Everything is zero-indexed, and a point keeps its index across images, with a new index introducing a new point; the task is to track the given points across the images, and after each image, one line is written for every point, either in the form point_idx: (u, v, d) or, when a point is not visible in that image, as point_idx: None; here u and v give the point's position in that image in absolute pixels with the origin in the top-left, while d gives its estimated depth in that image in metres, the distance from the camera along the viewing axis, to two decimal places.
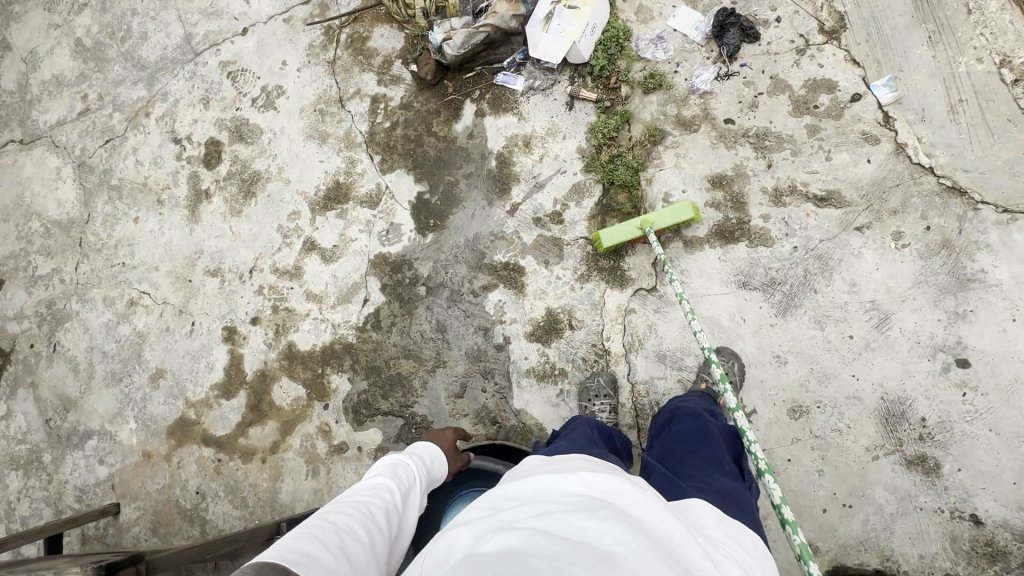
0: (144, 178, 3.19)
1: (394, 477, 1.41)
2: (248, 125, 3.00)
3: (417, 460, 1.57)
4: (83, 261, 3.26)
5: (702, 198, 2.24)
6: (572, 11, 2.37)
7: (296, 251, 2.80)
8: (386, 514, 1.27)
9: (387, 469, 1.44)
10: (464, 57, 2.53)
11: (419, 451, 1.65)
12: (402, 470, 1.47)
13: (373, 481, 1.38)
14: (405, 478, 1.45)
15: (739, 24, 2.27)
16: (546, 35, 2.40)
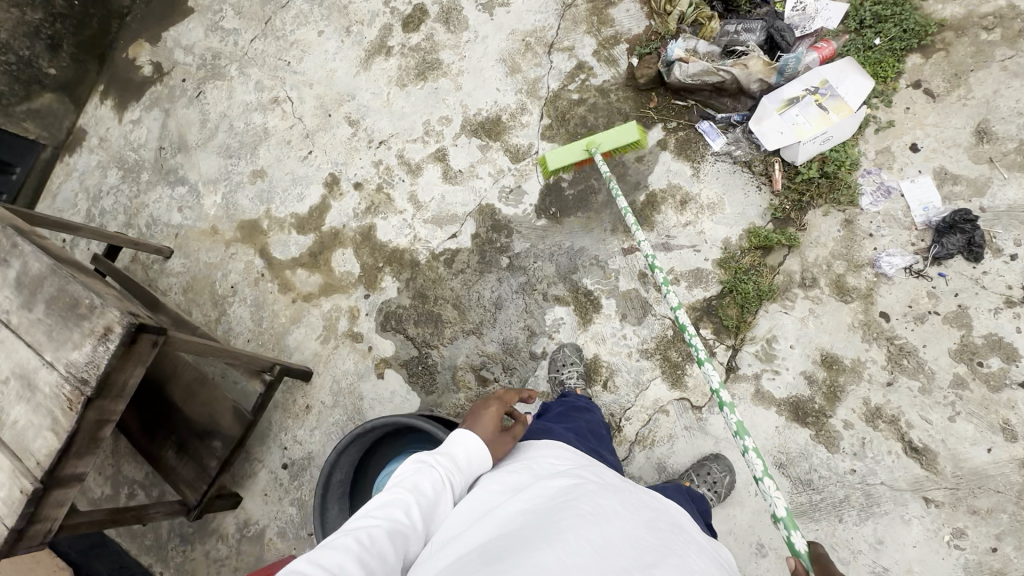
0: (347, 2, 3.25)
1: (418, 498, 1.12)
2: (459, 14, 2.96)
3: (461, 461, 1.24)
4: (260, 39, 3.44)
5: (802, 365, 2.10)
6: (819, 110, 2.16)
7: (426, 152, 2.84)
8: (397, 546, 1.04)
9: (415, 478, 1.15)
10: (685, 87, 2.36)
11: (460, 449, 1.27)
12: (429, 478, 1.17)
13: (388, 496, 1.11)
14: (437, 495, 1.15)
15: (971, 234, 1.98)
16: (776, 118, 2.22)
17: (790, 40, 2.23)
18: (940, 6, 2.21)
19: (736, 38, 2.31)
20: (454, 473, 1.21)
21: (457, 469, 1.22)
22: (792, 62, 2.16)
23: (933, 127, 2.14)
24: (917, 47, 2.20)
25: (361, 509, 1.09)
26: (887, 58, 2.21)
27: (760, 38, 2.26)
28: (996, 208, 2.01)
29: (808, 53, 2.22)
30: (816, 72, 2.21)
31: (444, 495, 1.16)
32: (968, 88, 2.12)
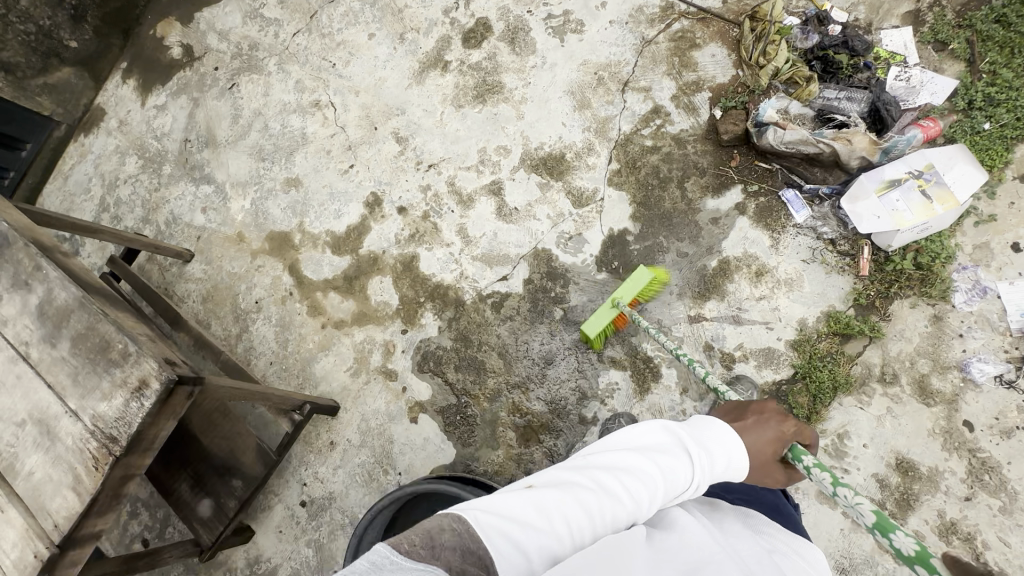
0: (402, 6, 3.03)
1: (637, 482, 1.07)
2: (526, 35, 2.76)
3: (702, 455, 1.15)
4: (303, 34, 3.21)
5: (874, 466, 1.99)
6: (922, 198, 2.03)
7: (480, 182, 2.66)
8: (613, 510, 1.03)
9: (643, 455, 1.12)
10: (774, 152, 2.21)
11: (709, 445, 1.18)
12: (675, 464, 1.12)
13: (634, 459, 1.11)
14: (672, 486, 1.09)
15: None
16: (874, 199, 2.08)
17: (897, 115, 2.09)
18: None
19: (836, 105, 2.17)
20: (688, 471, 1.12)
21: (699, 461, 1.14)
22: (901, 144, 2.05)
23: None
24: None
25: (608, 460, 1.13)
26: (996, 145, 2.05)
27: (863, 113, 2.14)
28: None
29: (911, 129, 2.07)
30: (923, 155, 2.09)
31: (680, 484, 1.10)
32: None
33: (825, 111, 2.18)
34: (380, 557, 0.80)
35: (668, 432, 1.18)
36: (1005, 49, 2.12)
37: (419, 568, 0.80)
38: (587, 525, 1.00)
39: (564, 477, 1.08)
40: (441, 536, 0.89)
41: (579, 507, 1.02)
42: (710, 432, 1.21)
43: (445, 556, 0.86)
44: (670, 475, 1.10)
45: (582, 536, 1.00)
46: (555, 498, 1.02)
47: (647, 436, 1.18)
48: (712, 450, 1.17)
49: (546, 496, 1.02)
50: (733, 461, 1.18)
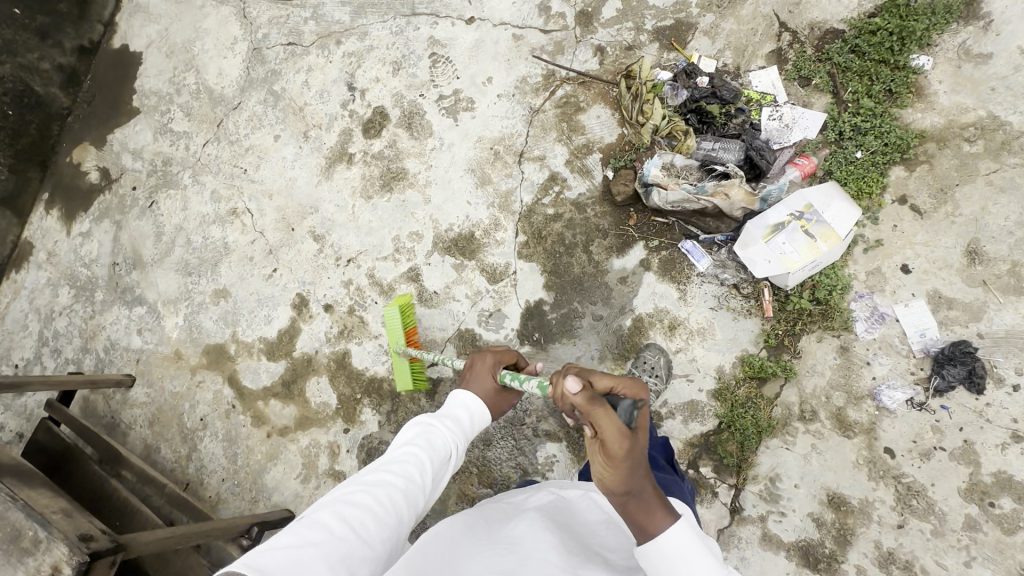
0: (303, 105, 3.10)
1: (402, 467, 1.39)
2: (421, 119, 2.83)
3: (447, 424, 1.58)
4: (213, 143, 3.26)
5: (809, 505, 2.02)
6: (806, 238, 2.09)
7: (398, 270, 2.71)
8: (392, 502, 1.30)
9: (402, 449, 1.45)
10: (666, 210, 2.29)
11: (456, 412, 1.66)
12: (435, 439, 1.50)
13: (402, 455, 1.43)
14: (430, 455, 1.45)
15: (971, 366, 1.92)
16: (763, 245, 2.14)
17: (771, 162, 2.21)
18: (918, 115, 2.15)
19: (716, 156, 2.24)
20: (443, 436, 1.52)
21: (447, 425, 1.57)
22: (774, 192, 2.13)
23: (922, 245, 2.07)
24: (899, 158, 2.13)
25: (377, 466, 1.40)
26: (871, 172, 2.13)
27: (741, 160, 2.22)
28: (994, 333, 1.94)
29: (788, 167, 2.20)
30: (799, 195, 2.15)
31: (439, 450, 1.49)
32: (955, 205, 2.06)
33: (707, 163, 2.25)
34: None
35: (418, 424, 1.55)
36: (863, 77, 2.21)
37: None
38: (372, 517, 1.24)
39: (332, 498, 1.28)
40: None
41: (359, 509, 1.24)
42: (454, 402, 1.70)
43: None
44: (429, 447, 1.47)
45: (376, 532, 1.22)
46: (335, 513, 1.21)
47: (401, 436, 1.50)
48: (458, 411, 1.66)
49: (322, 517, 1.19)
50: (481, 414, 1.70)
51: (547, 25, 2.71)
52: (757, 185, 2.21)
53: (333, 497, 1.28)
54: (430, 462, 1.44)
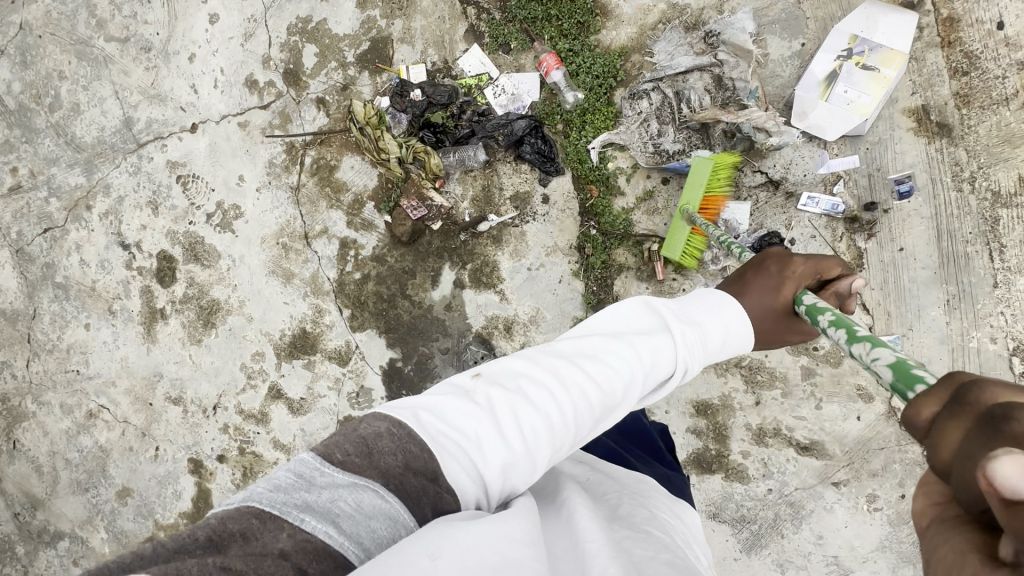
0: (92, 283, 2.93)
1: (605, 365, 1.03)
2: (203, 245, 2.72)
3: (685, 334, 1.12)
4: (34, 360, 3.08)
5: (685, 422, 2.17)
6: (867, 73, 1.86)
7: (261, 395, 2.68)
8: (580, 410, 0.99)
9: (613, 339, 1.08)
10: (464, 225, 2.34)
11: (698, 316, 1.16)
12: (653, 343, 1.09)
13: (600, 347, 1.07)
14: (651, 368, 1.07)
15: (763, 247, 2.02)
16: (824, 105, 1.91)
17: (519, 130, 2.20)
18: (613, 33, 2.16)
19: (638, 86, 2.12)
20: (671, 350, 1.09)
21: (683, 334, 1.11)
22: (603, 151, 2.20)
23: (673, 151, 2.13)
24: (616, 81, 2.15)
25: (583, 345, 1.08)
26: (598, 106, 2.15)
27: (709, 87, 2.04)
28: (757, 203, 2.05)
29: (549, 76, 2.16)
30: (607, 137, 2.14)
31: (662, 365, 1.08)
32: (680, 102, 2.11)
33: (630, 99, 2.12)
34: (310, 470, 0.80)
35: (646, 312, 1.16)
36: (551, 20, 2.19)
37: (354, 477, 0.80)
38: (553, 409, 0.96)
39: (519, 373, 1.02)
40: (377, 440, 0.83)
41: (541, 402, 0.96)
42: (699, 301, 1.21)
43: (385, 462, 0.82)
44: (646, 356, 1.07)
45: (539, 445, 0.94)
46: (513, 398, 0.96)
47: (627, 321, 1.15)
48: (705, 323, 1.15)
49: (500, 401, 0.95)
50: (739, 333, 1.17)
51: (263, 99, 2.58)
52: (515, 168, 2.27)
53: (512, 370, 1.03)
54: (645, 375, 1.06)
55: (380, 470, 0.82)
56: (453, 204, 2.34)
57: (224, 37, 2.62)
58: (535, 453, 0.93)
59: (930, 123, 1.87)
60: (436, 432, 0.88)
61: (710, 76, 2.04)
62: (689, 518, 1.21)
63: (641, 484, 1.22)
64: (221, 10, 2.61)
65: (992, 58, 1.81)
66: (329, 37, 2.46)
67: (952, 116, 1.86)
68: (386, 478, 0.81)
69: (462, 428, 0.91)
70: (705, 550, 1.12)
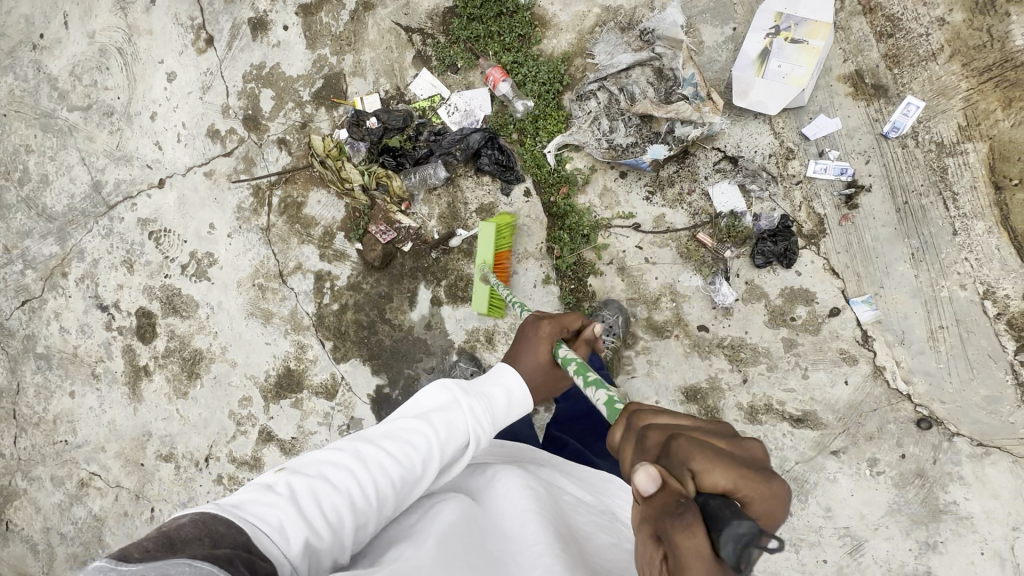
0: (73, 349, 2.92)
1: (403, 444, 1.08)
2: (181, 296, 2.72)
3: (473, 406, 1.16)
4: (21, 435, 3.03)
5: (676, 410, 2.15)
6: (797, 47, 1.90)
7: (252, 440, 2.64)
8: (382, 483, 1.03)
9: (408, 418, 1.13)
10: (434, 244, 2.37)
11: (486, 390, 1.22)
12: (443, 419, 1.14)
13: (399, 425, 1.12)
14: (445, 438, 1.11)
15: (724, 226, 2.06)
16: (761, 81, 1.95)
17: (474, 143, 2.25)
18: (554, 41, 2.24)
19: (584, 88, 2.18)
20: (464, 421, 1.14)
21: (473, 407, 1.16)
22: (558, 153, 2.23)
23: None
24: (563, 86, 2.22)
25: (373, 436, 1.11)
26: (548, 112, 2.21)
27: (651, 80, 2.09)
28: (715, 183, 2.08)
29: (497, 89, 2.22)
30: (562, 139, 2.19)
31: (455, 437, 1.12)
32: None
33: (578, 101, 2.18)
34: (102, 572, 0.71)
35: (440, 392, 1.19)
36: (493, 37, 2.26)
37: (156, 561, 0.74)
38: (355, 490, 1.00)
39: (324, 459, 1.06)
40: (180, 530, 0.80)
41: (343, 482, 1.00)
42: (489, 381, 1.25)
43: (192, 545, 0.79)
44: (441, 429, 1.12)
45: (341, 520, 0.97)
46: (315, 482, 0.99)
47: (421, 404, 1.18)
48: (490, 391, 1.21)
49: (302, 481, 0.99)
50: (523, 399, 1.25)
51: (226, 146, 2.63)
52: (478, 181, 2.31)
53: (323, 455, 1.07)
54: (443, 449, 1.11)
55: (188, 552, 0.77)
56: (421, 224, 2.38)
57: (183, 93, 2.69)
58: (341, 533, 0.96)
59: (867, 86, 1.93)
60: (248, 522, 0.87)
61: (651, 69, 2.09)
62: None
63: (607, 483, 1.24)
64: (178, 68, 2.69)
65: (913, 19, 1.89)
66: (284, 79, 2.54)
67: (886, 77, 1.92)
68: (195, 554, 0.77)
69: (264, 511, 0.91)
70: None
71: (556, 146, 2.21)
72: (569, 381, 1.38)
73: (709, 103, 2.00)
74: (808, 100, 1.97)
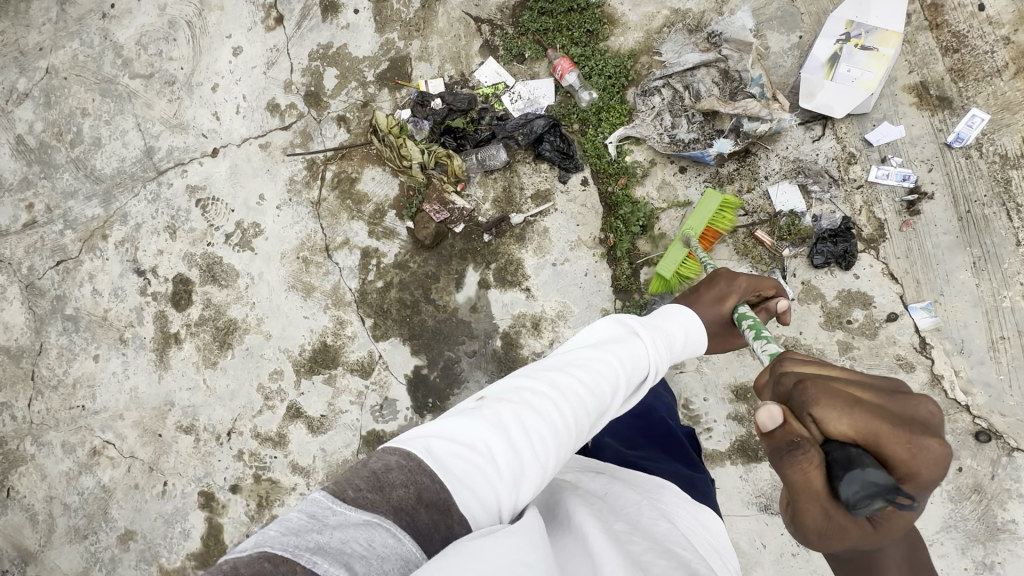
0: (104, 312, 2.87)
1: (597, 373, 1.06)
2: (221, 265, 2.70)
3: (653, 338, 1.19)
4: (36, 398, 2.95)
5: (725, 409, 2.11)
6: (867, 53, 1.96)
7: (279, 416, 2.58)
8: (578, 414, 1.00)
9: (593, 349, 1.12)
10: (485, 226, 2.37)
11: (664, 325, 1.27)
12: (629, 353, 1.13)
13: (590, 356, 1.10)
14: (633, 370, 1.11)
15: (784, 225, 2.07)
16: (830, 84, 2.00)
17: (538, 128, 2.27)
18: (622, 38, 2.30)
19: (649, 84, 2.23)
20: (645, 352, 1.16)
21: (654, 340, 1.19)
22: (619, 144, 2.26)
23: None
24: (628, 81, 2.27)
25: (560, 366, 1.08)
26: (612, 104, 2.25)
27: (717, 80, 2.15)
28: (776, 183, 2.10)
29: (564, 79, 2.27)
30: (625, 131, 2.23)
31: (639, 368, 1.14)
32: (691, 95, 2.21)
33: (643, 96, 2.24)
34: (321, 509, 0.75)
35: (616, 325, 1.21)
36: (562, 31, 2.33)
37: (368, 514, 0.76)
38: (554, 417, 0.96)
39: (518, 387, 1.02)
40: (387, 472, 0.81)
41: (543, 409, 0.97)
42: (661, 315, 1.32)
43: (397, 493, 0.79)
44: (626, 361, 1.12)
45: (546, 452, 0.93)
46: (516, 408, 0.96)
47: (600, 335, 1.18)
48: (669, 328, 1.24)
49: (504, 409, 0.95)
50: (698, 333, 1.30)
51: (284, 120, 2.67)
52: (536, 167, 2.34)
53: (513, 385, 1.03)
54: (626, 383, 1.10)
55: (394, 501, 0.78)
56: (475, 206, 2.38)
57: (247, 67, 2.75)
58: (546, 461, 0.93)
59: (931, 97, 1.98)
60: (450, 463, 0.85)
61: (717, 70, 2.16)
62: (712, 523, 1.19)
63: (659, 488, 1.24)
64: (245, 43, 2.76)
65: (978, 36, 1.95)
66: (349, 59, 2.60)
67: (950, 90, 1.97)
68: (399, 509, 0.78)
69: (468, 440, 0.89)
70: (729, 558, 1.13)
71: (619, 137, 2.24)
72: (738, 340, 1.52)
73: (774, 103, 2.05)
74: (872, 107, 2.02)
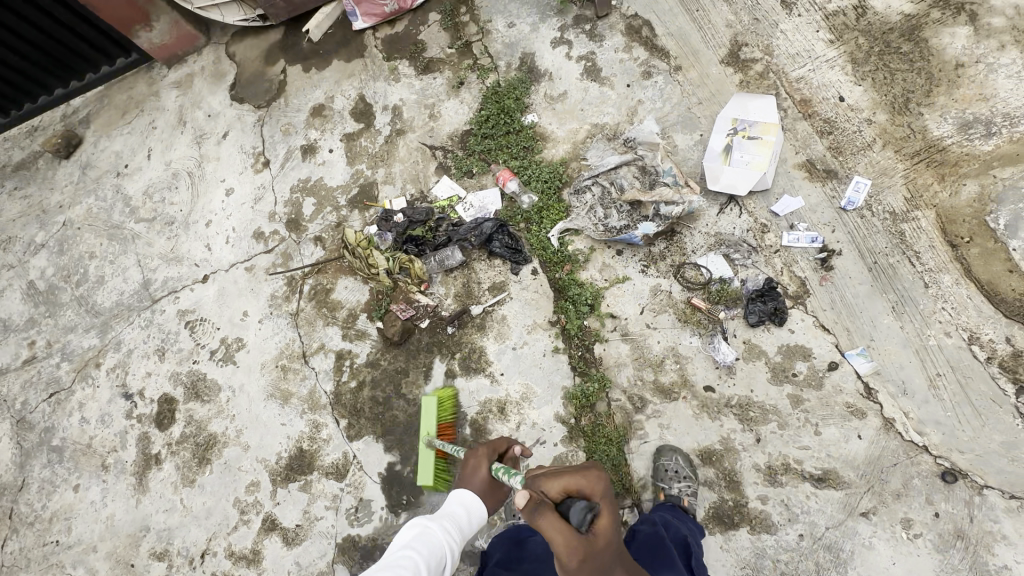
0: (89, 439, 2.94)
1: (398, 567, 1.34)
2: (205, 380, 2.84)
3: (446, 524, 1.50)
4: (11, 537, 2.89)
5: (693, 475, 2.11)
6: (753, 141, 2.31)
7: (254, 531, 2.53)
8: None
9: (398, 548, 1.40)
10: (448, 320, 2.56)
11: (451, 509, 1.55)
12: (425, 543, 1.42)
13: (393, 559, 1.37)
14: (428, 557, 1.39)
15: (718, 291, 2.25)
16: (728, 168, 2.32)
17: (487, 230, 2.55)
18: (554, 150, 2.69)
19: (580, 184, 2.57)
20: (439, 538, 1.45)
21: (443, 526, 1.49)
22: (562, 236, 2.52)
23: None
24: (563, 184, 2.61)
25: (374, 571, 1.34)
26: (551, 203, 2.56)
27: (637, 176, 2.48)
28: (703, 255, 2.33)
29: (507, 186, 2.63)
30: (564, 224, 2.52)
31: (435, 553, 1.42)
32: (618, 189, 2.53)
33: (576, 194, 2.56)
34: None
35: (412, 527, 1.47)
36: (503, 149, 2.73)
37: None
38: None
39: None
40: None
41: None
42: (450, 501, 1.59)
43: None
44: (424, 550, 1.40)
45: None
46: None
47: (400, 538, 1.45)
48: (455, 512, 1.54)
49: None
50: (477, 507, 1.57)
51: (268, 245, 2.99)
52: (490, 263, 2.59)
53: None
54: (429, 565, 1.38)
55: None
56: (438, 302, 2.59)
57: (238, 204, 3.14)
58: None
59: (819, 171, 2.29)
60: None
61: (636, 168, 2.50)
62: None
63: None
64: (236, 184, 3.18)
65: (846, 120, 2.32)
66: (325, 189, 2.99)
67: (834, 163, 2.28)
68: None
69: None
70: None
71: (561, 229, 2.52)
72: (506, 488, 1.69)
73: (686, 187, 2.36)
74: (772, 184, 2.32)
